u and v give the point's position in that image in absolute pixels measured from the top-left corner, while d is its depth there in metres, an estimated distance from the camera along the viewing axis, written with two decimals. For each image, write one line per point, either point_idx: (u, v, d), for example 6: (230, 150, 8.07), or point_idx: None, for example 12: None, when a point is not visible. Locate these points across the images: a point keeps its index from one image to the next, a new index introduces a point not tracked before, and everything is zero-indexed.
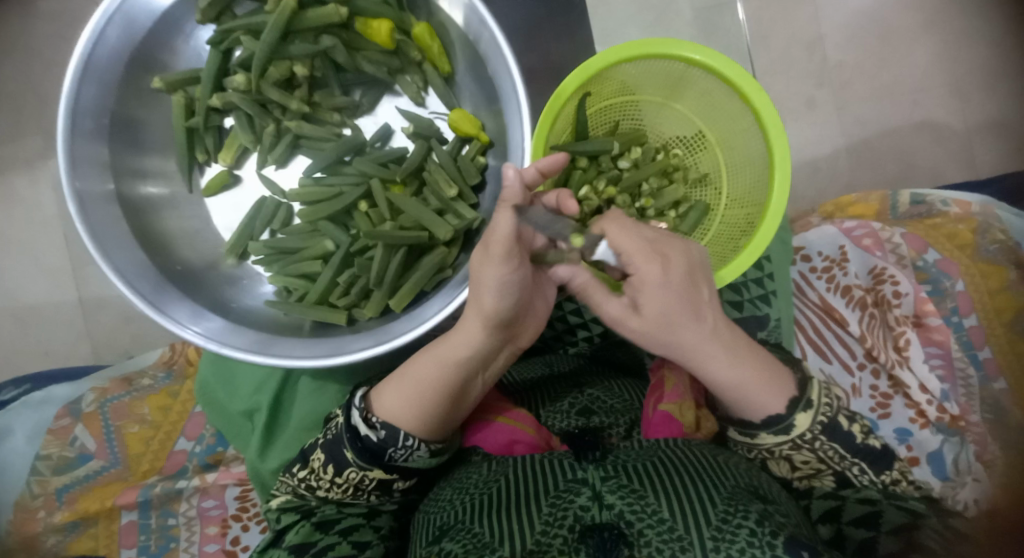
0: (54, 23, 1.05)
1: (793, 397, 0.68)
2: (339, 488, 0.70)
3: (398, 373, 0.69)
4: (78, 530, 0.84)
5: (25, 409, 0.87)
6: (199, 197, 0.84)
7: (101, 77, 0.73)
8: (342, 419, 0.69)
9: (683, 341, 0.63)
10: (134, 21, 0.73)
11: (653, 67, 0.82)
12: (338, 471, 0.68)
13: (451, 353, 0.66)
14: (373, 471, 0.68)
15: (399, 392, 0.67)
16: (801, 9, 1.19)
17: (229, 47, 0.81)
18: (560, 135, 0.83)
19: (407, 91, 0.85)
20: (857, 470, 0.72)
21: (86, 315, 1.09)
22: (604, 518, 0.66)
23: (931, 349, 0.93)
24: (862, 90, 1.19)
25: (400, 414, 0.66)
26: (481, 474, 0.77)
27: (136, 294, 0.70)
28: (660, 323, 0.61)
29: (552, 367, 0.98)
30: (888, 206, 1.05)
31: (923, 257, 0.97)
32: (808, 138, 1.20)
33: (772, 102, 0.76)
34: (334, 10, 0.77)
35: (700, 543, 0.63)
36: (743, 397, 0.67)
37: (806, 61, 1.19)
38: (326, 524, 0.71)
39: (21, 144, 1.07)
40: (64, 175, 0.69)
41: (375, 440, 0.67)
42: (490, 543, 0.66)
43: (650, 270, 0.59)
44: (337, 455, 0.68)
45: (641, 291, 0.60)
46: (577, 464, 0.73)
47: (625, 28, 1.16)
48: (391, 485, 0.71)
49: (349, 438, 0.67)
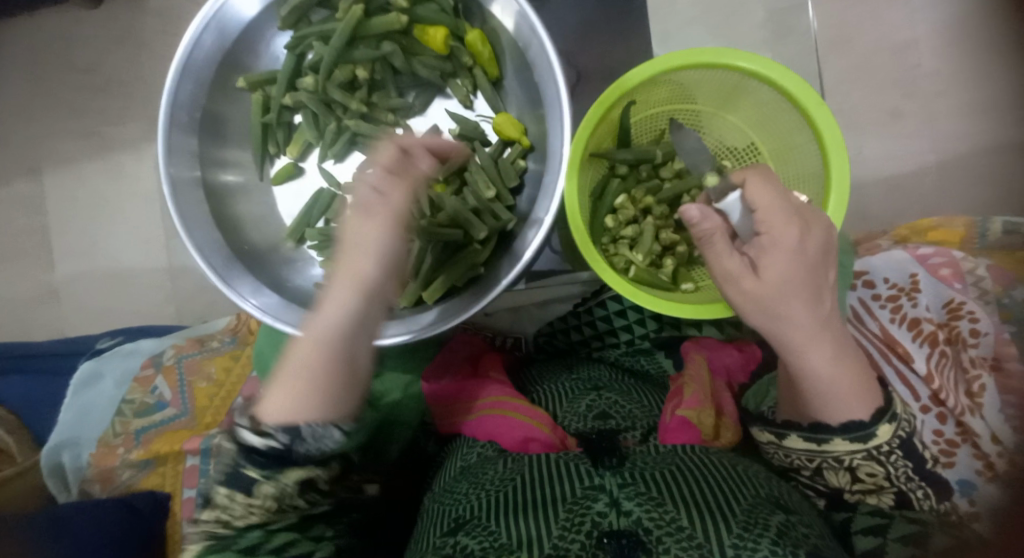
0: (177, 31, 1.25)
1: (880, 408, 0.71)
2: (258, 510, 0.66)
3: (280, 376, 0.62)
4: (150, 468, 0.95)
5: (119, 356, 1.03)
6: (269, 185, 0.94)
7: (198, 75, 0.82)
8: (232, 445, 0.64)
9: (791, 319, 0.67)
10: (225, 29, 0.82)
11: (707, 75, 0.77)
12: (248, 495, 0.65)
13: (329, 333, 0.60)
14: (287, 478, 0.66)
15: (285, 393, 0.61)
16: (885, 10, 1.14)
17: (303, 52, 0.88)
18: (602, 141, 0.82)
19: (457, 94, 0.89)
20: (920, 494, 0.77)
21: (173, 279, 1.27)
22: (623, 524, 0.68)
23: (1008, 397, 0.81)
24: (956, 102, 1.12)
25: (293, 410, 0.60)
26: (498, 471, 0.80)
27: (210, 268, 0.80)
28: (777, 287, 0.66)
29: (574, 371, 0.98)
30: (976, 233, 0.95)
31: (1009, 294, 0.85)
32: (881, 152, 1.15)
33: (832, 115, 0.70)
34: (396, 18, 0.83)
35: (721, 549, 0.65)
36: (831, 395, 0.70)
37: (892, 69, 1.15)
38: (253, 547, 0.65)
39: (140, 129, 1.27)
40: (162, 161, 0.79)
41: (279, 447, 0.63)
42: (513, 547, 0.68)
43: (787, 236, 0.66)
44: (241, 480, 0.64)
45: (768, 254, 0.66)
46: (593, 471, 0.75)
47: (690, 29, 1.15)
48: (310, 483, 0.69)
49: (244, 459, 0.64)
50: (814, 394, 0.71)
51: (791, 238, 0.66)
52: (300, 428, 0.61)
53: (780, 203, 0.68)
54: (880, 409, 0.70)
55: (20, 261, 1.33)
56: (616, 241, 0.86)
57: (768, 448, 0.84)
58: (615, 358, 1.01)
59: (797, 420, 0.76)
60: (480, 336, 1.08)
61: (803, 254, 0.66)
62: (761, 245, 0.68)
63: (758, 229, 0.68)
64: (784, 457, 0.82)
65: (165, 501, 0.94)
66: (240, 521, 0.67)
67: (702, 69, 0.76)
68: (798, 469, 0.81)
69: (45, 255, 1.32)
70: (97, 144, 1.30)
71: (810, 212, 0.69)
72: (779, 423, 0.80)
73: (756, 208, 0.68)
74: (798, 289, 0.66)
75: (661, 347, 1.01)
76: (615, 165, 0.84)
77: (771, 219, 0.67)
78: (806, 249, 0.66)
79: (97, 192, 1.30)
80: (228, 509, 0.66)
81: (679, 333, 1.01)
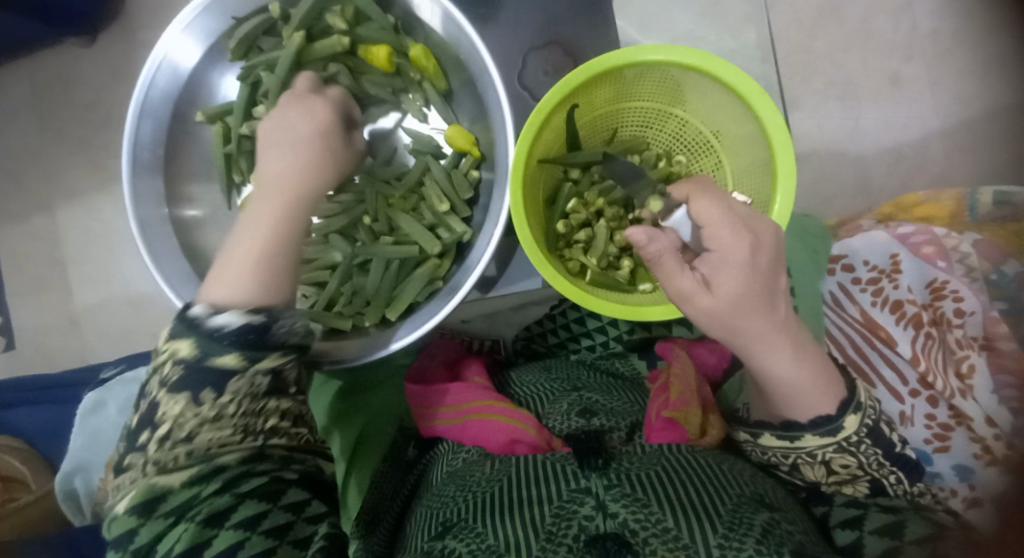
0: None
1: (844, 401, 0.70)
2: (229, 423, 0.63)
3: (221, 272, 0.67)
4: None
5: (121, 384, 1.09)
6: (237, 213, 0.96)
7: (155, 115, 0.85)
8: (194, 338, 0.60)
9: (748, 330, 0.65)
10: (178, 71, 0.85)
11: (650, 72, 0.76)
12: (218, 392, 0.60)
13: (279, 222, 0.71)
14: (262, 364, 0.62)
15: (229, 284, 0.65)
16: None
17: (255, 81, 0.90)
18: (551, 147, 0.81)
19: (410, 109, 0.89)
20: (893, 479, 0.76)
21: None
22: (609, 526, 0.67)
23: (1004, 377, 0.76)
24: None
25: (249, 291, 0.65)
26: (485, 473, 0.81)
27: (179, 301, 0.82)
28: (732, 303, 0.63)
29: (551, 373, 0.98)
30: (965, 208, 0.89)
31: (999, 270, 0.80)
32: (882, 123, 1.04)
33: (773, 103, 0.70)
34: (337, 41, 0.84)
35: (707, 549, 0.64)
36: (795, 394, 0.69)
37: (891, 32, 1.03)
38: (218, 516, 0.60)
39: None
40: (127, 203, 0.82)
41: (257, 322, 0.61)
42: (499, 548, 0.67)
43: (737, 250, 0.62)
44: (204, 377, 0.60)
45: (719, 269, 0.63)
46: (579, 473, 0.75)
47: (669, 11, 1.08)
48: (281, 378, 0.65)
49: (206, 346, 0.60)
50: (778, 391, 0.69)
51: (740, 251, 0.63)
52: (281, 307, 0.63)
53: (728, 220, 0.64)
54: (844, 402, 0.69)
55: (34, 294, 1.36)
56: (569, 245, 0.85)
57: (746, 447, 0.81)
58: (592, 359, 1.00)
59: (767, 419, 0.74)
60: (456, 341, 1.08)
61: (758, 266, 0.63)
62: (712, 263, 0.64)
63: (709, 248, 0.65)
64: (762, 455, 0.79)
65: None
66: (198, 450, 0.62)
67: (641, 66, 0.75)
68: (775, 464, 0.79)
69: (57, 288, 1.36)
70: (104, 177, 1.34)
71: (758, 219, 0.66)
72: (752, 422, 0.78)
73: (703, 226, 0.65)
74: (753, 297, 0.63)
75: (634, 349, 1.01)
76: (568, 169, 0.84)
77: (720, 238, 0.64)
78: (759, 261, 0.63)
79: (103, 222, 1.34)
80: (188, 426, 0.61)
81: (650, 335, 1.02)
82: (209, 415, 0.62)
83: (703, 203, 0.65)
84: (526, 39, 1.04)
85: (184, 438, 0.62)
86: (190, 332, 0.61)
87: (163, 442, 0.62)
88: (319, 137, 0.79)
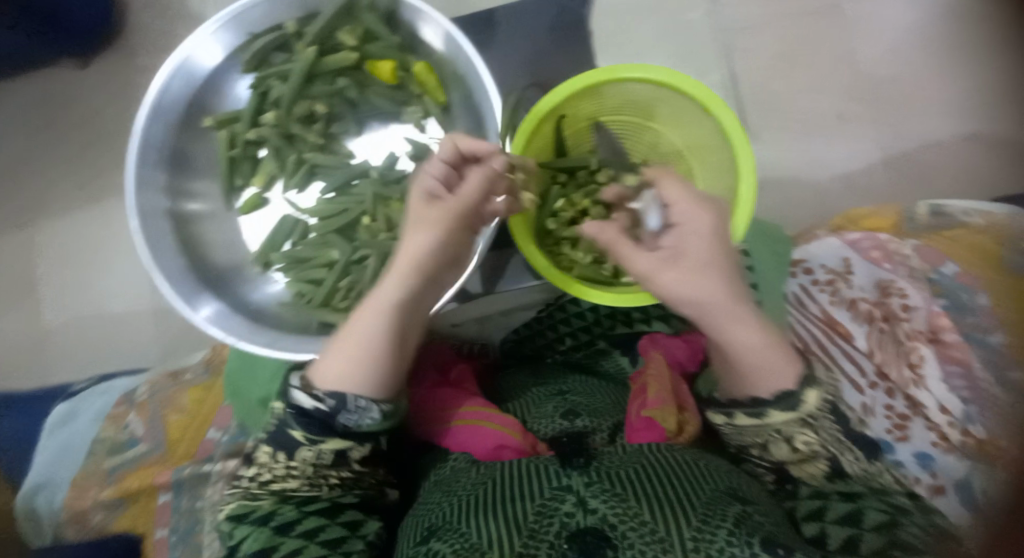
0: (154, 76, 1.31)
1: (801, 373, 0.70)
2: (297, 475, 0.75)
3: (334, 346, 0.73)
4: (122, 507, 0.96)
5: (95, 395, 1.06)
6: (235, 215, 0.99)
7: (166, 117, 0.90)
8: (285, 404, 0.74)
9: (709, 305, 0.68)
10: (192, 76, 0.91)
11: (627, 89, 0.86)
12: (290, 456, 0.74)
13: (388, 298, 0.71)
14: (325, 445, 0.73)
15: (335, 363, 0.71)
16: (836, 24, 1.22)
17: (265, 91, 0.95)
18: (540, 153, 0.89)
19: (410, 120, 0.94)
20: (852, 458, 0.73)
21: (162, 320, 1.27)
22: (589, 522, 0.68)
23: (952, 367, 0.84)
24: (903, 100, 1.21)
25: (349, 381, 0.69)
26: (469, 477, 0.81)
27: (175, 292, 0.86)
28: (697, 272, 0.68)
29: (539, 376, 1.00)
30: (904, 218, 1.02)
31: (938, 270, 0.90)
32: (837, 152, 1.19)
33: (732, 113, 0.80)
34: (346, 56, 0.91)
35: (681, 542, 0.65)
36: (756, 373, 0.70)
37: (839, 75, 1.21)
38: (286, 526, 0.71)
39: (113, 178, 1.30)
40: (130, 194, 0.86)
41: (322, 409, 0.71)
42: (482, 547, 0.68)
43: (702, 222, 0.70)
44: (286, 441, 0.75)
45: (685, 241, 0.70)
46: (561, 471, 0.76)
47: (651, 54, 1.19)
48: (345, 455, 0.75)
49: (293, 416, 0.73)
50: (740, 369, 0.71)
51: (704, 229, 0.70)
52: (349, 400, 0.70)
53: (693, 199, 0.72)
54: (803, 376, 0.69)
55: None
56: (558, 243, 0.91)
57: (723, 431, 0.79)
58: (576, 359, 1.04)
59: (737, 398, 0.73)
60: (447, 345, 1.10)
61: (713, 242, 0.70)
62: (678, 237, 0.71)
63: (674, 220, 0.72)
64: (735, 437, 0.78)
65: (136, 542, 0.95)
66: (277, 487, 0.76)
67: (619, 83, 0.85)
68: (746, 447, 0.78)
69: (24, 305, 1.31)
70: (93, 192, 1.30)
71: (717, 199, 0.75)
72: (723, 403, 0.76)
73: (671, 203, 0.73)
74: (709, 276, 0.68)
75: (617, 346, 1.04)
76: (556, 173, 0.91)
77: (686, 212, 0.71)
78: (719, 231, 0.71)
79: (79, 238, 1.31)
80: (267, 474, 0.76)
81: (632, 330, 1.04)
82: (282, 470, 0.75)
83: (670, 179, 0.74)
84: (526, 54, 1.14)
85: (265, 480, 0.76)
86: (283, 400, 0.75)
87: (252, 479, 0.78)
88: (425, 206, 0.74)
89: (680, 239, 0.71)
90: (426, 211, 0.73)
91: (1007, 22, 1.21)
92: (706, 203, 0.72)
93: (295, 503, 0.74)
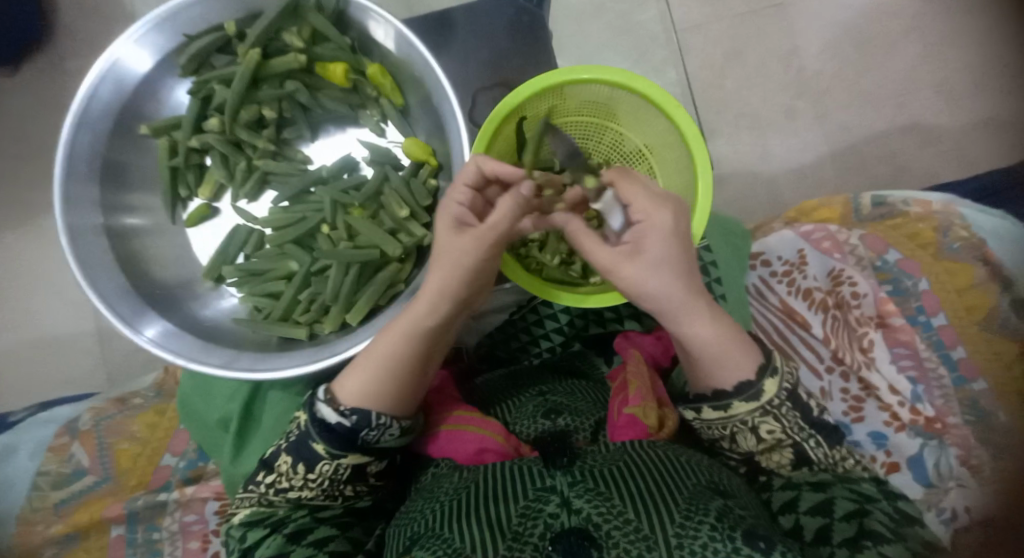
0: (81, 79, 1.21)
1: (761, 364, 0.68)
2: (312, 488, 0.76)
3: (355, 360, 0.76)
4: (72, 543, 0.91)
5: (35, 426, 0.97)
6: (181, 227, 0.94)
7: (95, 126, 0.84)
8: (308, 417, 0.73)
9: (664, 297, 0.64)
10: (123, 81, 0.84)
11: (585, 90, 0.86)
12: (309, 468, 0.74)
13: (411, 320, 0.74)
14: (345, 460, 0.74)
15: (358, 378, 0.74)
16: (773, 23, 1.26)
17: (206, 95, 0.90)
18: (502, 155, 0.87)
19: (368, 124, 0.91)
20: (813, 443, 0.72)
21: (104, 344, 1.19)
22: (574, 522, 0.68)
23: (899, 348, 0.92)
24: (845, 94, 1.25)
25: (371, 396, 0.73)
26: (451, 483, 0.81)
27: (115, 315, 0.80)
28: (653, 264, 0.63)
29: (514, 378, 0.99)
30: (851, 209, 1.04)
31: (883, 258, 0.96)
32: (788, 146, 1.24)
33: (689, 112, 0.80)
34: (294, 58, 0.86)
35: (665, 540, 0.66)
36: (717, 362, 0.68)
37: (782, 73, 1.25)
38: (298, 535, 0.75)
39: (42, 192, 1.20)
40: (58, 211, 0.80)
41: (347, 425, 0.72)
42: (465, 550, 0.68)
43: (661, 216, 0.64)
44: (306, 452, 0.74)
45: (644, 234, 0.64)
46: (545, 472, 0.76)
47: (602, 53, 1.25)
48: (363, 470, 0.77)
49: (314, 429, 0.73)
50: (700, 357, 0.69)
51: (666, 227, 0.64)
52: (373, 417, 0.72)
53: (655, 197, 0.65)
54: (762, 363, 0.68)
55: None
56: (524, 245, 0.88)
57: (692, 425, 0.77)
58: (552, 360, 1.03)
59: (699, 390, 0.71)
60: None
61: (675, 239, 0.64)
62: (637, 233, 0.65)
63: (633, 216, 0.66)
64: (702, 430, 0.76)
65: None
66: (292, 496, 0.77)
67: (577, 83, 0.84)
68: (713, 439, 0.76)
69: None
70: (24, 209, 1.19)
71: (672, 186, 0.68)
72: (692, 397, 0.73)
73: (629, 203, 0.66)
74: (663, 272, 0.63)
75: (592, 349, 1.04)
76: None
77: (648, 209, 0.65)
78: (680, 225, 0.65)
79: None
80: (282, 482, 0.75)
81: (604, 330, 1.04)
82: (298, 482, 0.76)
83: (630, 177, 0.67)
84: (484, 54, 1.13)
85: (281, 488, 0.76)
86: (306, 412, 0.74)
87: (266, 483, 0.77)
88: (450, 232, 0.70)
89: (640, 234, 0.65)
90: (456, 239, 0.69)
91: (943, 12, 1.26)
92: (670, 203, 0.65)
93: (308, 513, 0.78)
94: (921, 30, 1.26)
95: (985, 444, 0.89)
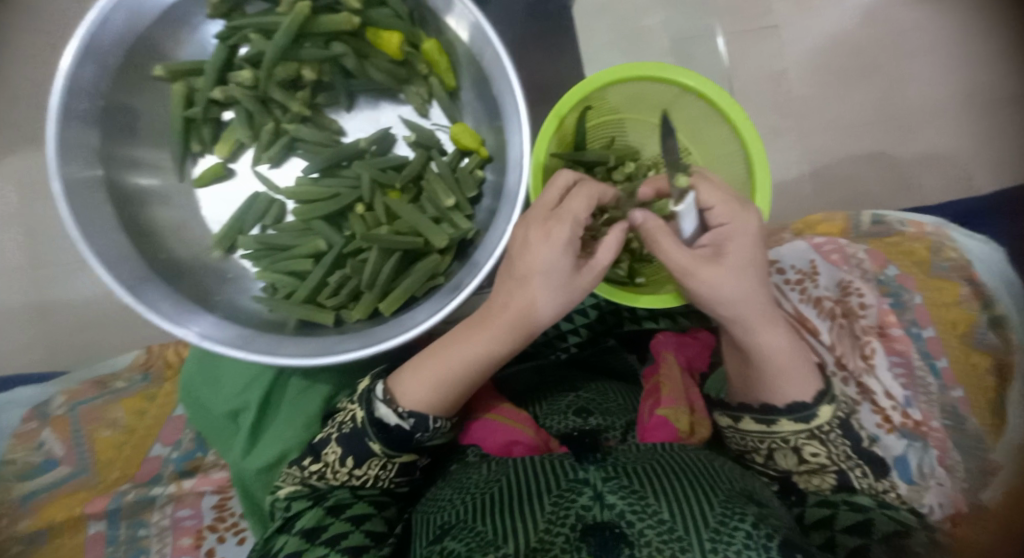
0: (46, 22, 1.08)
1: (820, 390, 0.75)
2: (358, 474, 0.75)
3: (417, 362, 0.74)
4: (45, 537, 0.88)
5: None
6: (189, 186, 0.85)
7: (99, 57, 0.73)
8: (365, 414, 0.72)
9: (749, 305, 0.71)
10: (140, 9, 0.74)
11: (648, 86, 0.85)
12: (359, 460, 0.73)
13: (478, 337, 0.72)
14: (399, 459, 0.74)
15: (419, 381, 0.72)
16: (767, 43, 1.26)
17: (237, 43, 0.82)
18: (560, 143, 0.86)
19: (413, 100, 0.85)
20: (858, 472, 0.76)
21: (45, 316, 1.12)
22: (606, 517, 0.65)
23: (894, 357, 0.98)
24: (817, 123, 1.25)
25: (428, 402, 0.72)
26: (481, 475, 0.77)
27: (116, 278, 0.71)
28: (736, 269, 0.70)
29: (547, 374, 1.00)
30: (851, 225, 1.14)
31: (884, 272, 1.04)
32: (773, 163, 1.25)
33: (749, 118, 0.80)
34: (347, 19, 0.78)
35: (700, 546, 0.62)
36: (777, 375, 0.75)
37: (772, 92, 1.26)
38: (339, 508, 0.73)
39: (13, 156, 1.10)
40: (54, 160, 0.69)
41: (405, 428, 0.72)
42: (499, 544, 0.65)
43: (750, 221, 0.70)
44: (358, 446, 0.73)
45: (728, 239, 0.70)
46: (576, 465, 0.72)
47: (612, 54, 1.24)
48: (410, 465, 0.77)
49: (371, 430, 0.72)
50: (762, 367, 0.75)
51: (748, 227, 0.70)
52: (430, 420, 0.72)
53: (731, 202, 0.71)
54: (820, 392, 0.74)
55: None
56: None
57: (726, 433, 0.83)
58: (580, 354, 1.05)
59: (748, 402, 0.78)
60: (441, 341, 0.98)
61: (752, 239, 0.71)
62: (719, 236, 0.71)
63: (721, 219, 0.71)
64: (738, 441, 0.81)
65: None
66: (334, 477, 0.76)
67: (644, 79, 0.84)
68: (751, 455, 0.81)
69: None
70: None
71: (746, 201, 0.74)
72: (734, 406, 0.81)
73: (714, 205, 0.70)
74: (745, 271, 0.70)
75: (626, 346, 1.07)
76: (575, 166, 0.88)
77: (729, 213, 0.70)
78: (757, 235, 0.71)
79: None
80: (328, 468, 0.75)
81: (639, 328, 1.06)
82: (342, 468, 0.74)
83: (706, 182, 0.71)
84: None
85: (324, 469, 0.75)
86: (363, 407, 0.73)
87: (311, 462, 0.76)
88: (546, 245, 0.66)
89: (719, 239, 0.71)
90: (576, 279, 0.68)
91: (936, 43, 1.22)
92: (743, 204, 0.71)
93: (350, 488, 0.76)
94: (929, 58, 1.23)
95: (958, 448, 0.91)
